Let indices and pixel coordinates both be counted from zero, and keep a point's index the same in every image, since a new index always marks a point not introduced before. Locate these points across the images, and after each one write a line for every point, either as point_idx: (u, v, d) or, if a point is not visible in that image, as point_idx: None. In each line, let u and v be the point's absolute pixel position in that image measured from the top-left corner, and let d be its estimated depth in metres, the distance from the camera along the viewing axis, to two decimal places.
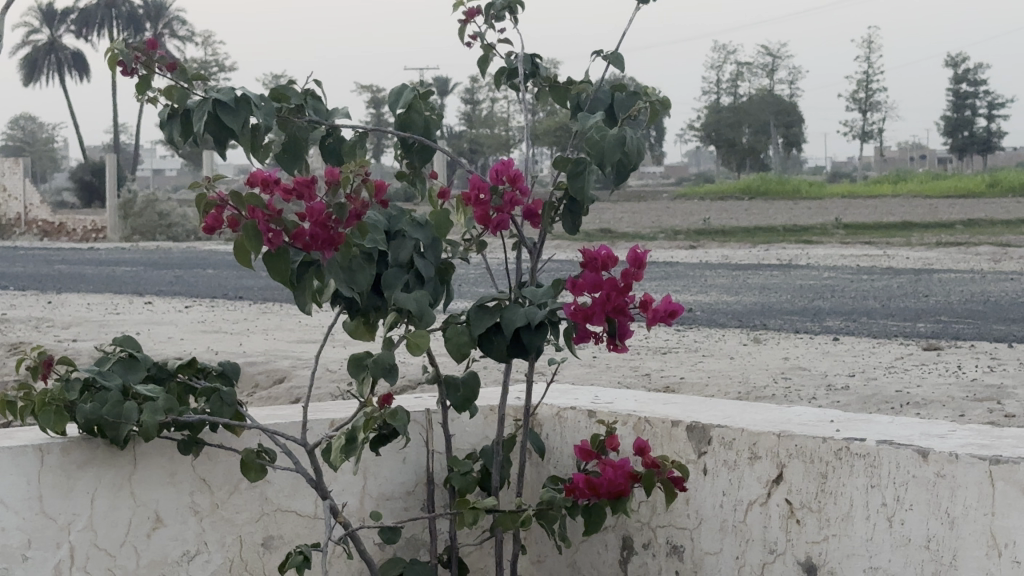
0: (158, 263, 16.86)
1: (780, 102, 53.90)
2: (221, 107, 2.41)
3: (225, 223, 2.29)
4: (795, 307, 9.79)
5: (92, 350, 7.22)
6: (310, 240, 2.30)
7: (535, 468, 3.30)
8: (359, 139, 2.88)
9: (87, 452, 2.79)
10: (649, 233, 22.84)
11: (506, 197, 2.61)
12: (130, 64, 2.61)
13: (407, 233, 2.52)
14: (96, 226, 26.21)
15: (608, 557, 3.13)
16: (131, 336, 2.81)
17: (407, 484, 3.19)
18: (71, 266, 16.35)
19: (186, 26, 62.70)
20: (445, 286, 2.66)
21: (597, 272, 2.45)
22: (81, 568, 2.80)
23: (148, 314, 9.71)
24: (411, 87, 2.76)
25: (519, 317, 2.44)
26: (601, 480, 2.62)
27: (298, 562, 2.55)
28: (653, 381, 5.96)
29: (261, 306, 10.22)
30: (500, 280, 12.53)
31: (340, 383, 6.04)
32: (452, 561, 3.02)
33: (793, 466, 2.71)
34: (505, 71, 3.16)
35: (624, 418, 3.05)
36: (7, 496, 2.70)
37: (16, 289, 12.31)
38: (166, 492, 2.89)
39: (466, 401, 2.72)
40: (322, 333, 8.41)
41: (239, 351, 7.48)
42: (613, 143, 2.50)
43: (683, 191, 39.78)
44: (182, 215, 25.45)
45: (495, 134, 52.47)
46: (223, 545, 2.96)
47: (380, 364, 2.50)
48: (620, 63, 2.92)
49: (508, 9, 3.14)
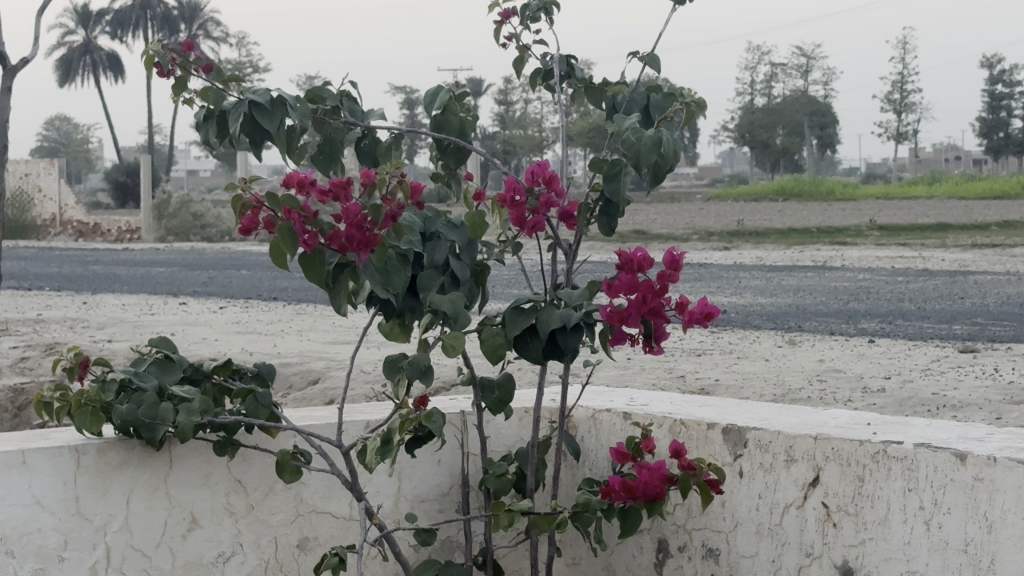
0: (194, 263, 16.99)
1: (814, 105, 53.58)
2: (256, 108, 2.41)
3: (261, 224, 2.29)
4: (830, 309, 9.77)
5: (127, 352, 7.24)
6: (345, 241, 2.29)
7: (570, 470, 3.30)
8: (394, 140, 2.86)
9: (123, 453, 2.79)
10: (683, 234, 22.86)
11: (541, 199, 2.59)
12: (166, 65, 2.61)
13: (443, 235, 2.52)
14: (130, 226, 26.35)
15: (644, 560, 3.13)
16: (167, 337, 2.82)
17: (442, 486, 3.19)
18: (107, 267, 16.38)
19: (221, 28, 62.71)
20: (481, 288, 2.65)
21: (633, 274, 2.44)
22: (116, 568, 2.80)
23: (182, 314, 9.72)
24: (447, 88, 2.76)
25: (555, 320, 2.42)
26: (637, 483, 2.60)
27: (334, 563, 2.53)
28: (688, 382, 5.95)
29: (295, 307, 10.26)
30: (534, 283, 12.56)
31: (376, 385, 6.06)
32: (488, 563, 3.00)
33: (831, 469, 2.69)
34: (541, 73, 3.15)
35: (660, 420, 3.05)
36: (44, 497, 2.69)
37: (50, 289, 12.36)
38: (202, 493, 2.90)
39: (501, 404, 2.70)
40: (356, 334, 8.43)
41: (274, 352, 7.49)
42: (649, 144, 2.47)
43: (718, 192, 39.68)
44: (218, 216, 25.50)
45: (529, 134, 52.18)
46: (259, 547, 2.98)
47: (415, 366, 2.49)
48: (655, 64, 2.90)
49: (543, 11, 3.13)
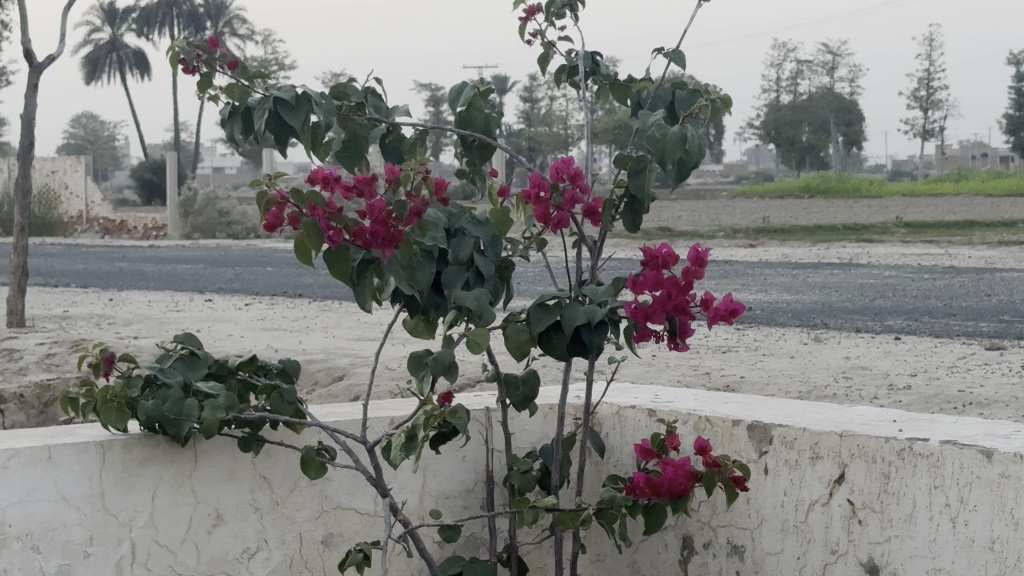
0: (219, 260, 17.00)
1: (840, 102, 53.39)
2: (281, 104, 2.42)
3: (286, 221, 2.30)
4: (857, 306, 9.73)
5: (153, 348, 7.25)
6: (370, 237, 2.29)
7: (594, 467, 3.30)
8: (419, 137, 2.87)
9: (149, 449, 2.80)
10: (708, 232, 22.81)
11: (566, 195, 2.59)
12: (191, 62, 2.61)
13: (467, 231, 2.52)
14: (156, 224, 26.40)
15: (668, 557, 3.13)
16: (192, 333, 2.83)
17: (466, 482, 3.19)
18: (134, 263, 16.42)
19: (247, 25, 62.70)
20: (506, 284, 2.65)
21: (658, 270, 2.43)
22: (141, 564, 2.81)
23: (208, 312, 9.73)
24: (471, 84, 2.76)
25: (579, 315, 2.42)
26: (661, 480, 2.60)
27: (358, 559, 2.53)
28: (713, 379, 5.94)
29: (321, 303, 10.26)
30: (559, 280, 12.53)
31: (400, 381, 6.06)
32: (512, 560, 3.00)
33: (855, 466, 2.68)
34: (567, 68, 3.15)
35: (684, 417, 3.04)
36: (70, 492, 2.70)
37: (76, 287, 12.40)
38: (227, 489, 2.90)
39: (526, 400, 2.70)
40: (381, 331, 8.43)
41: (298, 349, 7.50)
42: (674, 141, 2.47)
43: (742, 190, 39.60)
44: (243, 213, 25.52)
45: (554, 133, 52.09)
46: (283, 543, 2.98)
47: (440, 363, 2.49)
48: (680, 61, 2.90)
49: (568, 7, 3.13)
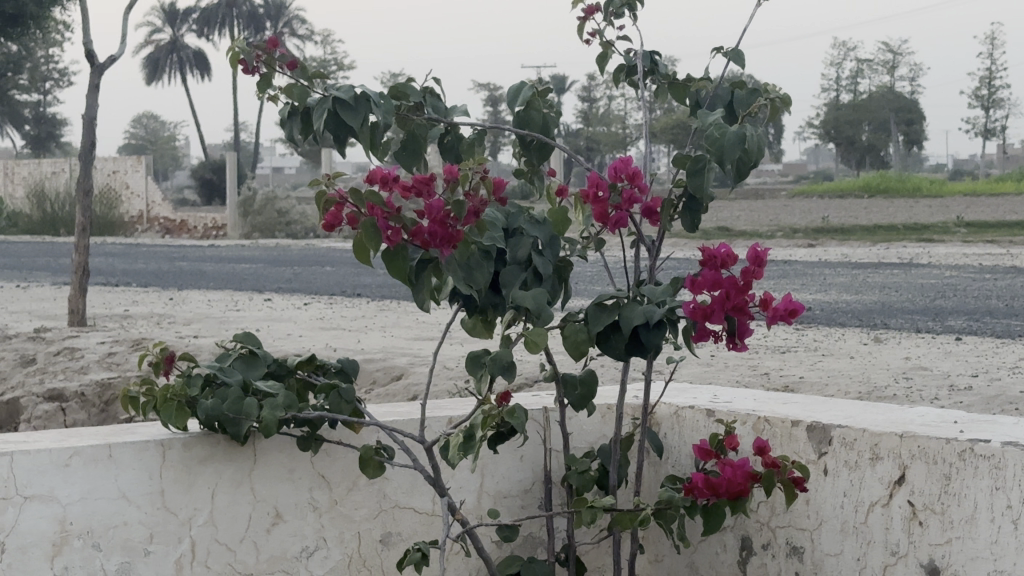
0: (278, 259, 17.06)
1: (901, 101, 53.05)
2: (340, 104, 2.42)
3: (345, 221, 2.30)
4: (918, 307, 9.66)
5: (212, 347, 7.28)
6: (428, 237, 2.29)
7: (653, 467, 3.29)
8: (478, 137, 2.87)
9: (208, 448, 2.81)
10: (767, 232, 22.72)
11: (624, 195, 2.59)
12: (251, 62, 2.62)
13: (526, 231, 2.52)
14: (215, 223, 26.52)
15: (727, 558, 3.12)
16: (251, 332, 2.84)
17: (524, 482, 3.19)
18: (194, 263, 16.48)
19: (306, 26, 62.88)
20: (564, 284, 2.65)
21: (717, 269, 2.42)
22: (201, 563, 2.82)
23: (267, 311, 9.76)
24: (530, 84, 2.76)
25: (637, 316, 2.41)
26: (721, 480, 2.59)
27: (417, 558, 2.53)
28: (772, 380, 5.91)
29: (380, 303, 10.28)
30: (617, 280, 12.50)
31: (459, 381, 6.06)
32: (570, 560, 2.99)
33: (916, 467, 2.67)
34: (625, 68, 3.14)
35: (743, 417, 3.03)
36: (130, 491, 2.72)
37: (137, 286, 12.46)
38: (286, 487, 2.91)
39: (584, 400, 2.70)
40: (439, 331, 8.43)
41: (357, 348, 7.51)
42: (733, 140, 2.46)
43: (801, 189, 39.41)
44: (302, 212, 25.60)
45: (613, 133, 52.00)
46: (342, 541, 2.99)
47: (497, 362, 2.49)
48: (740, 60, 2.88)
49: (627, 6, 3.12)
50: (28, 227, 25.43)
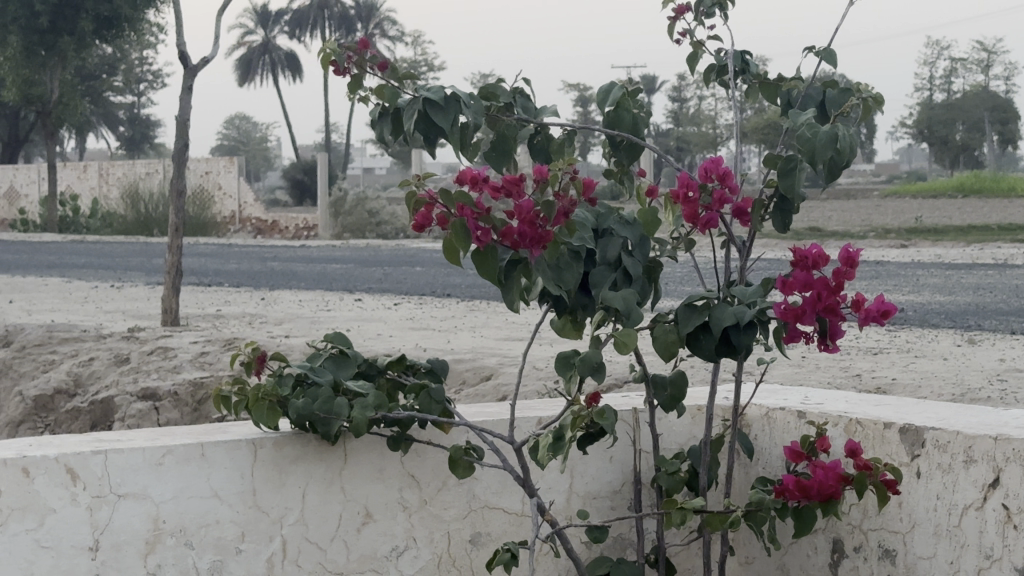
0: (369, 259, 17.14)
1: (994, 100, 52.50)
2: (430, 105, 2.43)
3: (435, 221, 2.31)
4: (1012, 308, 9.56)
5: (303, 347, 7.32)
6: (517, 238, 2.29)
7: (743, 469, 3.28)
8: (567, 137, 2.86)
9: (299, 447, 2.82)
10: (859, 232, 22.55)
11: (715, 195, 2.57)
12: (342, 63, 2.64)
13: (615, 231, 2.51)
14: (306, 224, 26.68)
15: (818, 560, 3.10)
16: (342, 332, 2.86)
17: (614, 483, 3.19)
18: (285, 263, 16.60)
19: (397, 27, 63.16)
20: (653, 285, 2.64)
21: (808, 270, 2.40)
22: (292, 561, 2.84)
23: (358, 311, 9.81)
24: (619, 85, 2.75)
25: (728, 317, 2.40)
26: (812, 482, 2.57)
27: (506, 558, 2.53)
28: (864, 381, 5.86)
29: (469, 303, 10.30)
30: (707, 280, 12.45)
31: (548, 381, 6.06)
32: (660, 561, 2.98)
33: (1011, 470, 2.63)
34: (716, 68, 3.13)
35: (835, 418, 3.01)
36: (222, 489, 2.74)
37: (229, 286, 12.56)
38: (376, 487, 2.93)
39: (674, 401, 2.69)
40: (529, 331, 8.43)
41: (446, 349, 7.52)
42: (825, 140, 2.44)
43: (894, 189, 39.09)
44: (393, 213, 25.72)
45: (703, 134, 51.82)
46: (432, 541, 3.00)
47: (587, 363, 2.48)
48: (832, 60, 2.86)
49: (718, 7, 3.11)
50: (122, 228, 25.70)
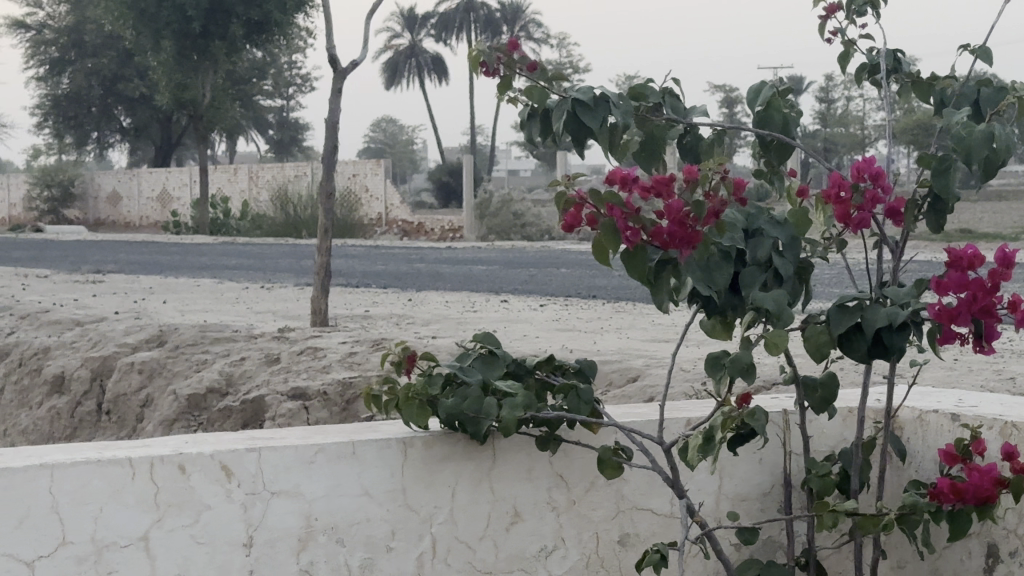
0: (517, 261, 17.19)
1: None
2: (579, 106, 2.44)
3: (585, 221, 2.32)
4: None
5: (451, 347, 7.36)
6: (667, 237, 2.28)
7: (895, 471, 3.24)
8: (717, 137, 2.85)
9: (449, 446, 2.84)
10: (1014, 233, 22.16)
11: (867, 195, 2.54)
12: (491, 64, 2.65)
13: (766, 231, 2.49)
14: (452, 225, 26.83)
15: (972, 564, 3.05)
16: (490, 333, 2.87)
17: (763, 484, 3.16)
18: (433, 264, 16.73)
19: (543, 29, 63.35)
20: (804, 285, 2.61)
21: (963, 271, 2.36)
22: (442, 560, 2.86)
23: (505, 312, 9.84)
24: (770, 84, 2.73)
25: (881, 317, 2.37)
26: (966, 486, 2.53)
27: (655, 559, 2.53)
28: (1019, 384, 5.76)
29: (616, 305, 10.30)
30: (857, 282, 12.33)
31: (696, 382, 6.03)
32: (810, 564, 2.96)
33: None
34: (868, 67, 3.10)
35: (989, 421, 2.96)
36: (373, 487, 2.76)
37: (378, 287, 12.68)
38: (524, 487, 2.93)
39: (825, 402, 2.66)
40: (677, 333, 8.40)
41: (593, 350, 7.53)
42: (980, 139, 2.40)
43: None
44: (538, 214, 25.79)
45: (851, 134, 51.32)
46: (580, 542, 3.00)
47: (737, 364, 2.47)
48: (988, 58, 2.82)
49: (869, 5, 3.08)
50: (271, 229, 26.04)
